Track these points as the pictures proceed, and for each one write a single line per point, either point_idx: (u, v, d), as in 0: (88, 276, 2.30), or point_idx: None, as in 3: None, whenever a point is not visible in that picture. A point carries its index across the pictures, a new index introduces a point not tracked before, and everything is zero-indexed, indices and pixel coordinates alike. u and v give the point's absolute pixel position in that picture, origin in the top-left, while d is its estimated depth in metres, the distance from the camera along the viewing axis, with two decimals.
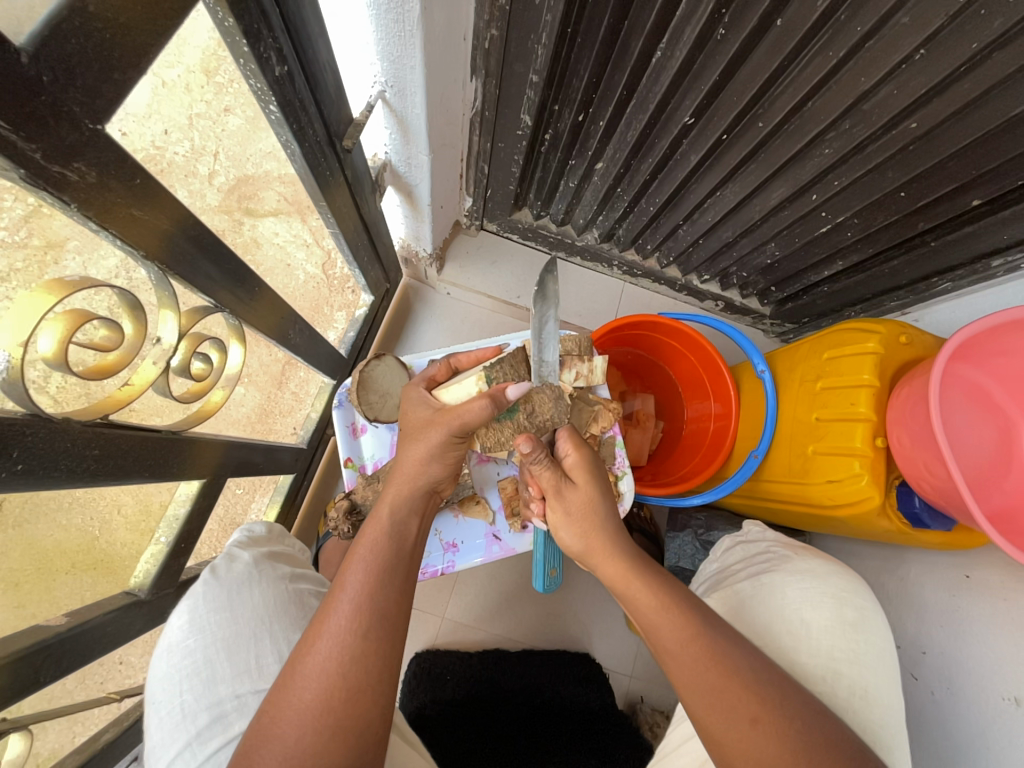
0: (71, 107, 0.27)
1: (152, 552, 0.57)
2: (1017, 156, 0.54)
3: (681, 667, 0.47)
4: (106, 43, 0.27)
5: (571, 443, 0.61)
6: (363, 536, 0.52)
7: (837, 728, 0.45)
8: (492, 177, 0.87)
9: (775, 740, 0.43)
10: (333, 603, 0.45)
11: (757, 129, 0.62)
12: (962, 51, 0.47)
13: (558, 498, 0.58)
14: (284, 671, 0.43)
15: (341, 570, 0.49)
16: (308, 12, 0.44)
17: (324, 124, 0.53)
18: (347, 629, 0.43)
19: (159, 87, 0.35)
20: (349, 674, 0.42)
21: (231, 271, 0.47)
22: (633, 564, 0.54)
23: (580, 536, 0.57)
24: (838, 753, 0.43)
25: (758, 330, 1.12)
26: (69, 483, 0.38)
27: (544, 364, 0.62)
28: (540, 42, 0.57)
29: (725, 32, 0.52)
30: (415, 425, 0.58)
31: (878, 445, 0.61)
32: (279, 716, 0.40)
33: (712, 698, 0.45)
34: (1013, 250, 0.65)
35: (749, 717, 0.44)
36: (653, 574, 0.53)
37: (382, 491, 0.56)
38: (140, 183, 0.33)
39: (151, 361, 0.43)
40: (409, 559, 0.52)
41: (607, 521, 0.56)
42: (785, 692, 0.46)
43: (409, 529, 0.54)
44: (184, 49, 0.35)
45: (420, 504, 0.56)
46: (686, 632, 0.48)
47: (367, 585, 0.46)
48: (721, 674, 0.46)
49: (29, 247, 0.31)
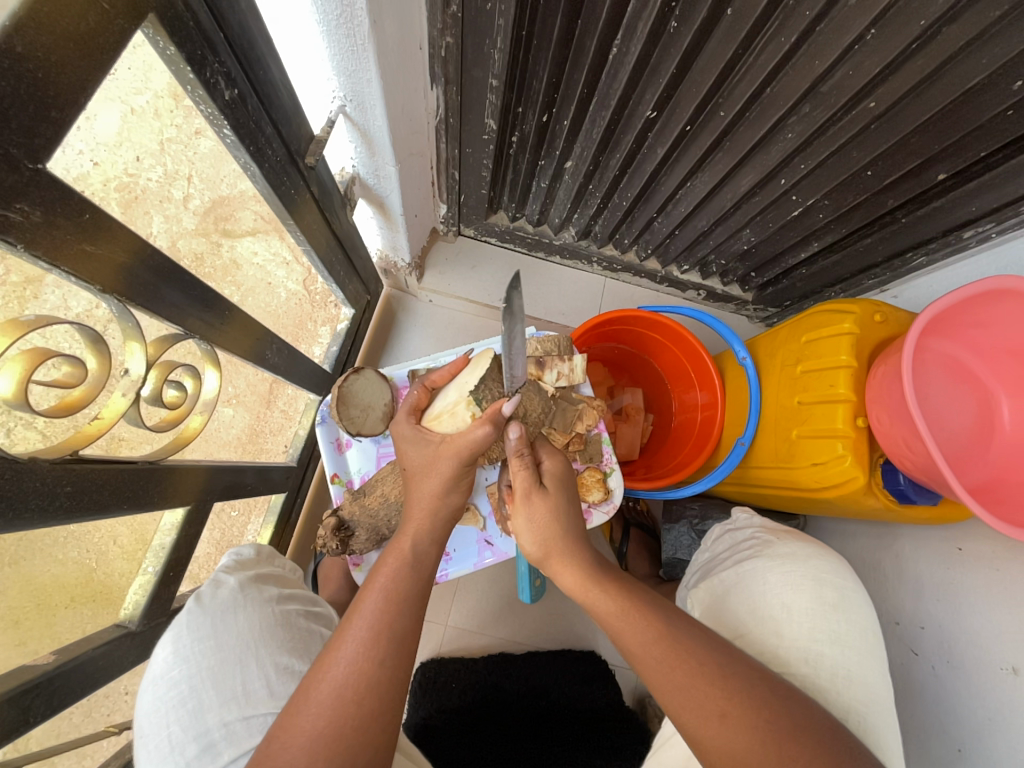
0: (8, 149, 0.27)
1: (140, 582, 0.57)
2: (977, 128, 0.55)
3: (649, 669, 0.48)
4: (38, 82, 0.27)
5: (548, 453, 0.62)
6: (384, 565, 0.52)
7: (809, 715, 0.45)
8: (463, 182, 0.87)
9: (745, 731, 0.43)
10: (350, 631, 0.45)
11: (719, 118, 0.61)
12: (911, 29, 0.47)
13: (525, 505, 0.55)
14: (297, 695, 0.42)
15: (358, 597, 0.49)
16: (256, 32, 0.44)
17: (284, 143, 0.53)
18: (365, 657, 0.44)
19: (128, 113, 0.36)
20: (365, 700, 0.42)
21: (197, 295, 0.47)
22: (589, 574, 0.53)
23: (542, 544, 0.55)
24: (808, 739, 0.43)
25: (742, 316, 1.12)
26: (43, 521, 0.38)
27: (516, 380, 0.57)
28: (496, 47, 0.57)
29: (677, 25, 0.52)
30: (420, 465, 0.56)
31: (860, 424, 0.61)
32: (290, 740, 0.39)
33: (683, 697, 0.46)
34: (983, 220, 0.65)
35: (718, 712, 0.44)
36: (619, 581, 0.53)
37: (404, 522, 0.55)
38: (89, 217, 0.33)
39: (120, 393, 0.42)
40: (426, 590, 0.52)
41: (570, 529, 0.55)
42: (752, 679, 0.47)
43: (431, 559, 0.54)
44: (151, 75, 0.37)
45: (439, 534, 0.56)
46: (649, 634, 0.49)
47: (386, 615, 0.47)
48: (688, 672, 0.46)
49: (9, 284, 0.32)
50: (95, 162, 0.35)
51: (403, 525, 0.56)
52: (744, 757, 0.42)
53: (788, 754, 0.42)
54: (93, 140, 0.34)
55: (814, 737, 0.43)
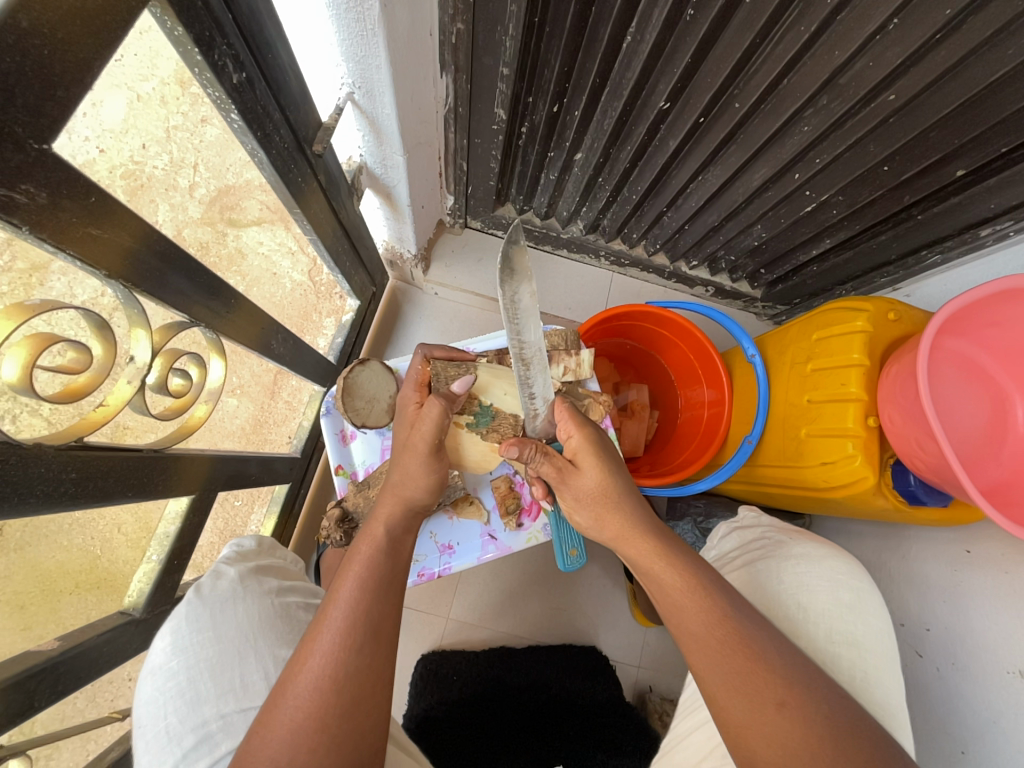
0: (13, 128, 0.26)
1: (144, 570, 0.56)
2: (999, 123, 0.53)
3: (705, 650, 0.47)
4: (44, 60, 0.26)
5: (574, 422, 0.59)
6: (358, 551, 0.51)
7: (861, 714, 0.44)
8: (471, 173, 0.86)
9: (801, 724, 0.42)
10: (327, 620, 0.44)
11: (733, 110, 0.60)
12: (936, 18, 0.46)
13: (565, 484, 0.58)
14: (275, 689, 0.42)
15: (334, 583, 0.48)
16: (264, 15, 0.43)
17: (292, 129, 0.53)
18: (341, 645, 0.43)
19: (133, 100, 0.36)
20: (344, 689, 0.41)
21: (203, 282, 0.46)
22: (660, 545, 0.53)
23: (595, 518, 0.57)
24: (864, 738, 0.42)
25: (750, 312, 1.11)
26: (48, 508, 0.38)
27: (524, 346, 0.53)
28: (508, 33, 0.56)
29: (693, 13, 0.51)
30: (398, 447, 0.59)
31: (871, 424, 0.60)
32: (270, 735, 0.39)
33: (738, 681, 0.45)
34: (1000, 219, 0.64)
35: (775, 701, 0.43)
36: (682, 557, 0.52)
37: (374, 513, 0.55)
38: (95, 201, 0.33)
39: (125, 380, 0.42)
40: (402, 574, 0.51)
41: (621, 499, 0.56)
42: (812, 678, 0.45)
43: (404, 548, 0.54)
44: (157, 61, 0.36)
45: (407, 519, 0.56)
46: (713, 615, 0.48)
47: (362, 601, 0.46)
48: (747, 658, 0.46)
49: (15, 271, 0.32)
50: (100, 148, 0.34)
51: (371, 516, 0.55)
52: (796, 749, 0.41)
53: (844, 751, 0.41)
54: (99, 127, 0.33)
55: (869, 741, 0.42)
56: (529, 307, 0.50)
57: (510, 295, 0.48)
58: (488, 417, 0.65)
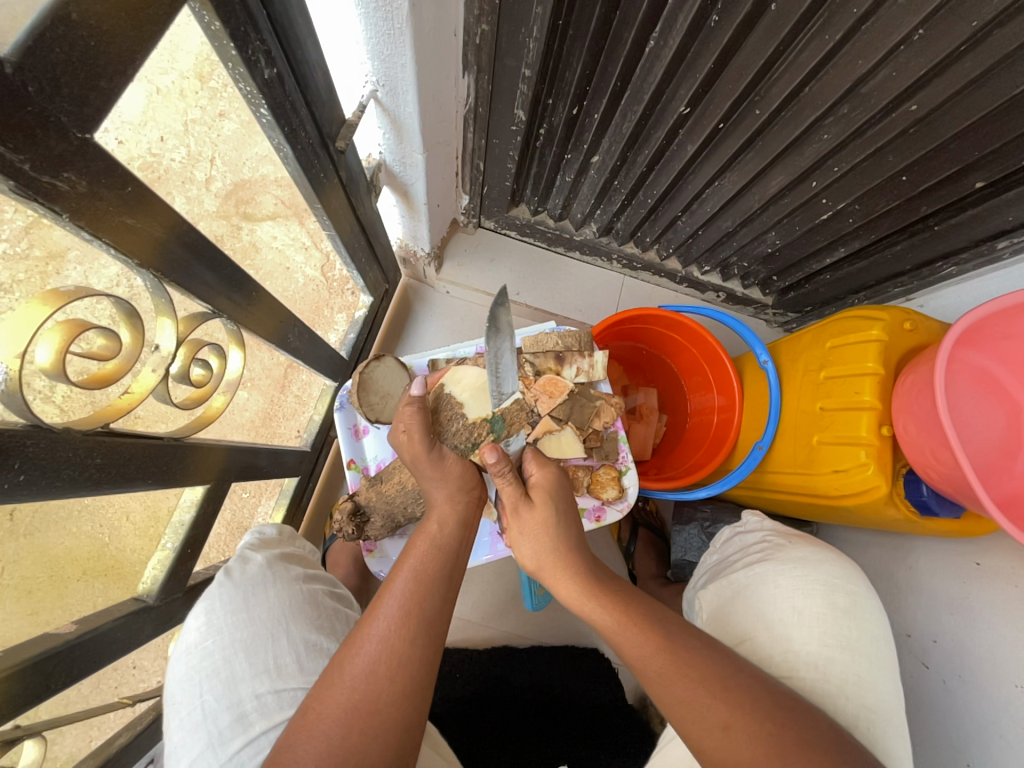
0: (59, 117, 0.27)
1: (159, 558, 0.57)
2: (1019, 136, 0.53)
3: (651, 679, 0.47)
4: (90, 51, 0.27)
5: (536, 463, 0.62)
6: (412, 547, 0.50)
7: (815, 725, 0.44)
8: (488, 173, 0.86)
9: (750, 745, 0.42)
10: (382, 608, 0.44)
11: (753, 117, 0.61)
12: (961, 30, 0.46)
13: (515, 515, 0.56)
14: (328, 670, 0.42)
15: (388, 576, 0.48)
16: (296, 12, 0.43)
17: (317, 125, 0.53)
18: (396, 634, 0.43)
19: (153, 92, 0.36)
20: (396, 678, 0.41)
21: (227, 275, 0.47)
22: (588, 585, 0.52)
23: (534, 553, 0.55)
24: (814, 750, 0.42)
25: (761, 320, 1.11)
26: (74, 492, 0.38)
27: (502, 396, 0.65)
28: (532, 36, 0.56)
29: (718, 19, 0.51)
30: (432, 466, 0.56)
31: (884, 433, 0.60)
32: (325, 711, 0.39)
33: (685, 706, 0.45)
34: (1017, 232, 0.64)
35: (722, 723, 0.44)
36: (616, 591, 0.52)
37: (428, 513, 0.54)
38: (132, 190, 0.33)
39: (149, 369, 0.42)
40: (456, 573, 0.50)
41: (560, 539, 0.54)
42: (757, 693, 0.45)
43: (461, 545, 0.52)
44: (176, 54, 0.36)
45: (470, 519, 0.55)
46: (648, 648, 0.47)
47: (416, 594, 0.45)
48: (694, 682, 0.45)
49: (30, 260, 0.32)
50: (119, 140, 0.34)
51: (429, 513, 0.54)
52: None
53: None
54: (119, 119, 0.33)
55: (822, 751, 0.42)
56: (509, 361, 0.62)
57: (494, 349, 0.61)
58: (501, 422, 0.66)
